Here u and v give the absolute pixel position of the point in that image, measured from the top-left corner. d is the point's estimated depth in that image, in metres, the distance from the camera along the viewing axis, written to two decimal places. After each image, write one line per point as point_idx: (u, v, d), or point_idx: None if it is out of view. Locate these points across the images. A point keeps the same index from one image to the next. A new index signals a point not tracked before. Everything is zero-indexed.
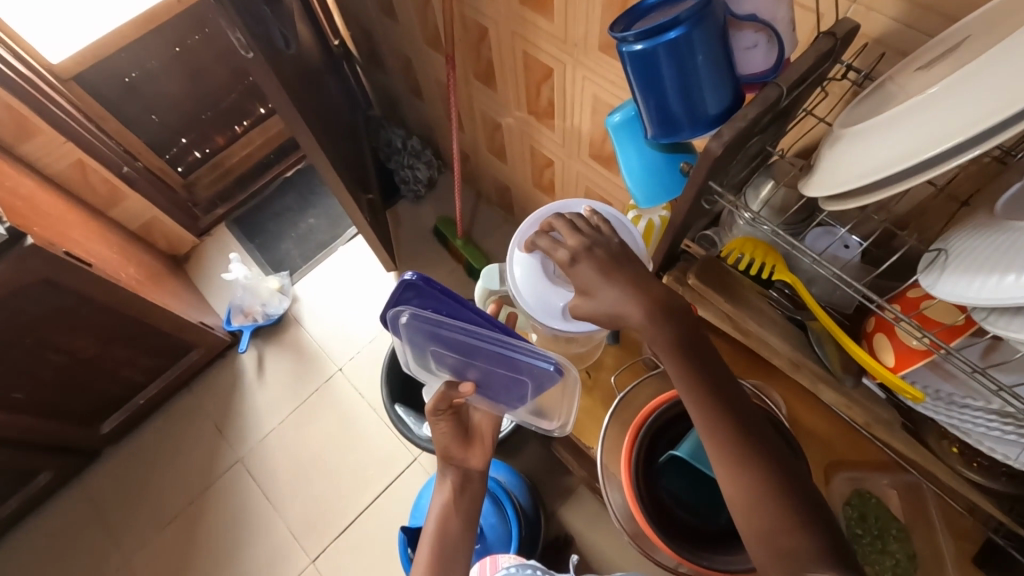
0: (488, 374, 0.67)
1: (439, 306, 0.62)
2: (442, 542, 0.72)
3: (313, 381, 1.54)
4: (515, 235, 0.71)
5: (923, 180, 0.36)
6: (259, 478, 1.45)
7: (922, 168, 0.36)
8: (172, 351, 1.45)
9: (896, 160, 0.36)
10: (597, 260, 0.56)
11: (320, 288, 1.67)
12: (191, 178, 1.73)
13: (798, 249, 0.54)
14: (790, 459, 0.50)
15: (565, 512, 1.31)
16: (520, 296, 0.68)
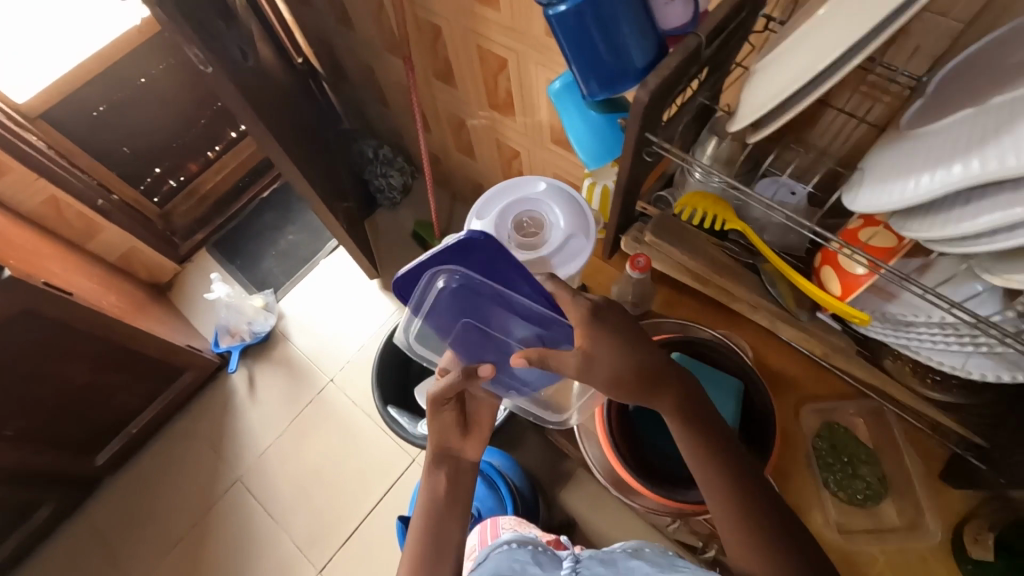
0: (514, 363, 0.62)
1: (488, 272, 0.59)
2: (428, 531, 0.68)
3: (306, 394, 1.55)
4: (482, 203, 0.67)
5: (819, 97, 0.40)
6: (259, 495, 1.45)
7: (818, 85, 0.39)
8: (162, 377, 1.45)
9: (796, 81, 0.39)
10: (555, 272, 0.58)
11: (306, 302, 1.68)
12: (166, 208, 1.75)
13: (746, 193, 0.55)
14: None
15: (566, 496, 1.32)
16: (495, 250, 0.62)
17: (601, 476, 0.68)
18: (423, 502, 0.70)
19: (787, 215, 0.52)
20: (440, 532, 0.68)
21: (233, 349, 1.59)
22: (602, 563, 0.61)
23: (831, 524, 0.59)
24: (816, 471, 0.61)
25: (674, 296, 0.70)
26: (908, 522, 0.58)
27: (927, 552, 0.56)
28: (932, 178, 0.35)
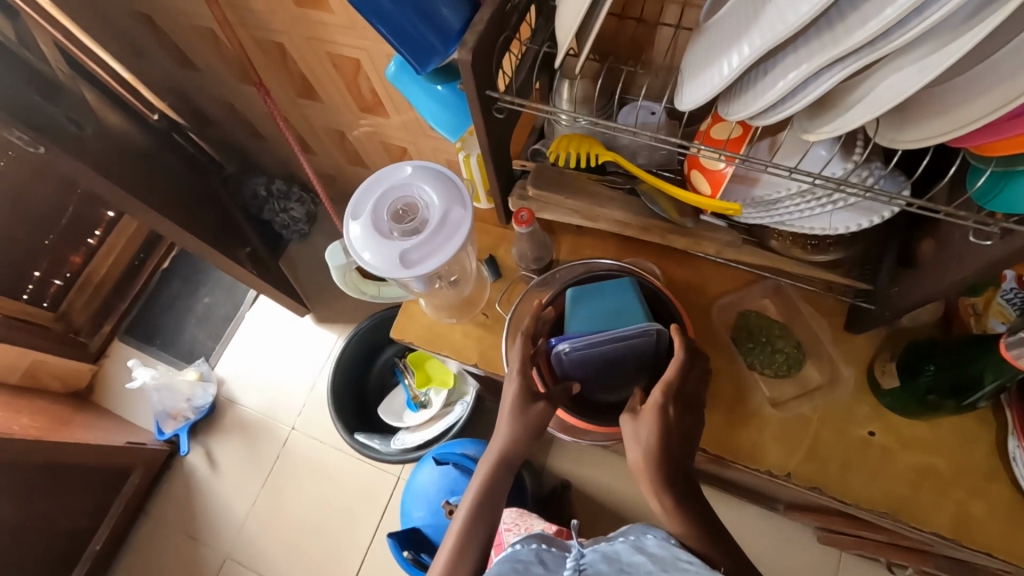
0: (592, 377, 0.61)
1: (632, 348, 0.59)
2: (469, 534, 0.54)
3: (270, 450, 1.49)
4: (356, 195, 0.56)
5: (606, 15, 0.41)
6: (253, 565, 1.39)
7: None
8: (108, 484, 1.35)
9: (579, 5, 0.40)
10: (436, 253, 0.52)
11: (241, 361, 1.61)
12: (62, 309, 1.59)
13: (617, 129, 0.55)
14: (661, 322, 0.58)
15: (554, 462, 1.34)
16: (366, 251, 0.52)
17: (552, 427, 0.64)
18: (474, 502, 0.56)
19: (655, 136, 0.53)
20: (479, 532, 0.55)
21: (178, 432, 1.50)
22: (605, 557, 0.49)
23: (763, 400, 0.63)
24: (738, 357, 0.65)
25: (576, 240, 0.72)
26: (828, 377, 0.63)
27: (850, 397, 0.61)
28: (735, 62, 0.37)
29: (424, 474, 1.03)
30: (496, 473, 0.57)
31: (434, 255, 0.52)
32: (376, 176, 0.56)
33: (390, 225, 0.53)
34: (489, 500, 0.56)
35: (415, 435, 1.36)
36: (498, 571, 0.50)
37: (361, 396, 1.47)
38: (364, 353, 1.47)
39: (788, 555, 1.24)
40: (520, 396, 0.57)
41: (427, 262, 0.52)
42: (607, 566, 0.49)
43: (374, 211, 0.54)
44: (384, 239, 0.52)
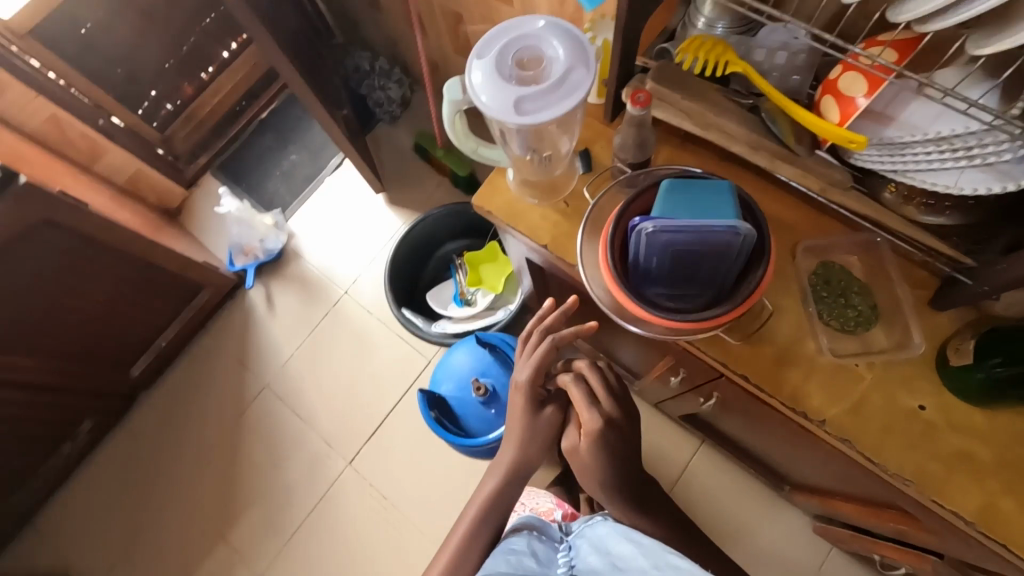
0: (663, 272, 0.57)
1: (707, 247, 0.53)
2: (485, 513, 0.85)
3: (322, 306, 1.61)
4: (483, 36, 0.56)
5: None
6: (286, 399, 1.54)
7: None
8: (183, 294, 1.49)
9: None
10: (547, 107, 0.53)
11: (313, 220, 1.70)
12: (167, 133, 1.69)
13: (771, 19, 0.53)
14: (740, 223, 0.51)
15: None
16: (484, 89, 0.54)
17: (608, 311, 0.64)
18: (489, 497, 0.86)
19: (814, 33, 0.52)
20: (492, 514, 0.85)
21: (247, 267, 1.63)
22: (599, 557, 0.65)
23: (820, 348, 0.62)
24: (810, 302, 0.64)
25: (678, 151, 0.70)
26: (895, 343, 0.62)
27: (912, 367, 0.60)
28: None
29: (458, 352, 1.09)
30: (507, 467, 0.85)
31: (544, 109, 0.53)
32: (507, 24, 0.56)
33: (510, 72, 0.54)
34: (499, 494, 0.85)
35: (455, 326, 1.43)
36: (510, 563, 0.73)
37: (412, 280, 1.54)
38: (426, 240, 1.52)
39: (777, 537, 1.26)
40: (529, 409, 0.84)
41: (536, 113, 0.53)
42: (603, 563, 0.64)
43: (498, 54, 0.55)
44: (502, 83, 0.54)
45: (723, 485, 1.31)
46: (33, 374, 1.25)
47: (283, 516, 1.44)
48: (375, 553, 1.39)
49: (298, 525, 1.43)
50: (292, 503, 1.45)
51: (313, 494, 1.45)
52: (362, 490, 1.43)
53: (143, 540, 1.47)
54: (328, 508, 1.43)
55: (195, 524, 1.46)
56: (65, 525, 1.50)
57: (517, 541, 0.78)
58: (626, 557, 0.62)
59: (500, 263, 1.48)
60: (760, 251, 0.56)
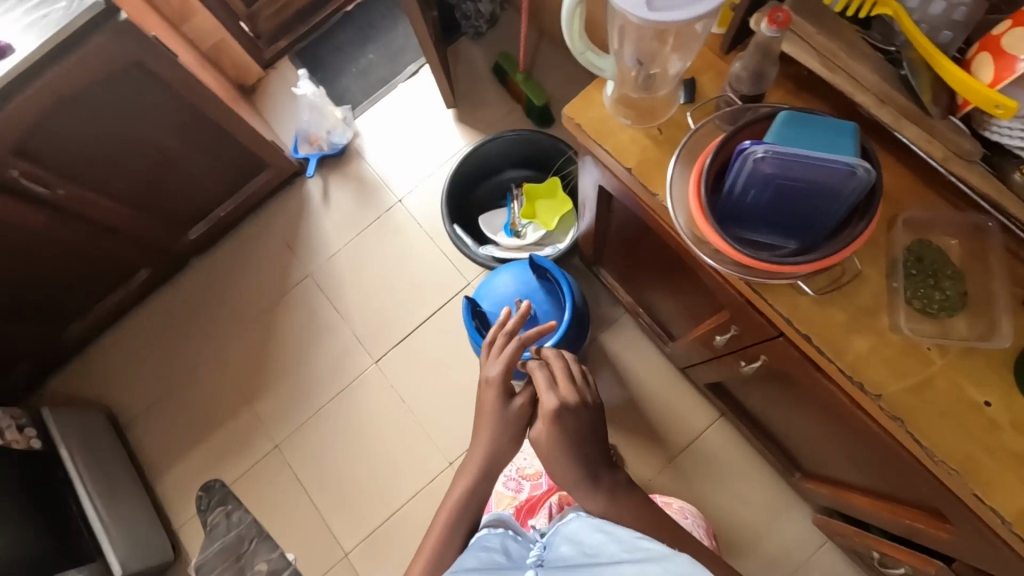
0: (760, 209, 0.55)
1: (818, 190, 0.51)
2: (458, 521, 0.90)
3: (374, 210, 1.63)
4: None
5: None
6: (326, 292, 1.59)
7: None
8: (247, 169, 1.53)
9: None
10: (675, 9, 0.51)
11: (380, 124, 1.70)
12: (253, 10, 1.69)
13: None
14: (862, 165, 0.49)
15: (607, 339, 1.42)
16: None
17: (687, 235, 0.65)
18: (459, 502, 0.91)
19: None
20: (465, 517, 0.90)
21: (310, 157, 1.65)
22: (571, 545, 0.71)
23: (895, 325, 0.60)
24: (896, 277, 0.61)
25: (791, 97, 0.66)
26: (977, 335, 0.59)
27: (988, 363, 0.58)
28: None
29: (505, 274, 1.11)
30: (477, 476, 0.91)
31: (674, 8, 0.50)
32: None
33: None
34: (470, 499, 0.91)
35: (501, 253, 1.43)
36: (485, 555, 0.76)
37: (467, 201, 1.53)
38: (489, 163, 1.50)
39: (770, 523, 1.28)
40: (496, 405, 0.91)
41: (664, 12, 0.51)
42: (574, 551, 0.69)
43: None
44: None
45: (730, 458, 1.32)
46: (103, 213, 1.31)
47: (305, 398, 1.51)
48: (384, 450, 1.46)
49: (318, 409, 1.50)
50: (315, 388, 1.52)
51: (336, 384, 1.52)
52: (381, 390, 1.50)
53: (175, 392, 1.57)
54: (348, 400, 1.50)
55: (224, 388, 1.55)
56: (109, 363, 1.62)
57: (491, 538, 0.80)
58: (596, 545, 0.68)
59: (558, 201, 1.47)
60: (867, 205, 0.54)
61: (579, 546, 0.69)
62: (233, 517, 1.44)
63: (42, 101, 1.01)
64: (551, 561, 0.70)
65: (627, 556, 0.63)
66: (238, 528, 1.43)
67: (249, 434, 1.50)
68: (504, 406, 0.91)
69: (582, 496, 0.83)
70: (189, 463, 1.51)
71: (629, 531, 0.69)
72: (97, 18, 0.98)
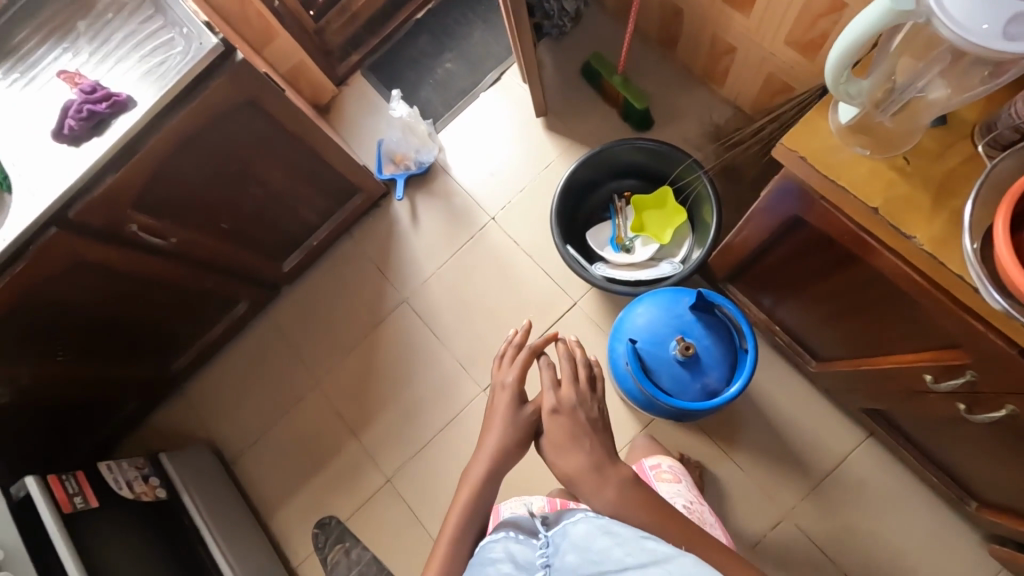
0: None
1: None
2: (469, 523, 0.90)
3: (468, 229, 1.56)
4: None
5: None
6: (424, 317, 1.54)
7: None
8: (341, 196, 1.47)
9: None
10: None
11: (465, 138, 1.63)
12: (321, 24, 1.67)
13: None
14: None
15: None
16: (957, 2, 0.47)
17: (981, 275, 0.54)
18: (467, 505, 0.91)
19: None
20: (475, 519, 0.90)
21: (397, 176, 1.59)
22: (577, 550, 0.68)
23: None
24: None
25: None
26: None
27: None
28: None
29: (648, 300, 1.00)
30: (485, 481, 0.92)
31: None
32: None
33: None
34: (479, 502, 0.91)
35: (612, 271, 1.35)
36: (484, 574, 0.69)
37: (571, 214, 1.43)
38: (596, 170, 1.40)
39: (932, 553, 1.18)
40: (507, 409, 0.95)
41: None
42: (584, 558, 0.66)
43: None
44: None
45: (882, 483, 1.23)
46: (210, 256, 1.27)
47: (413, 429, 1.47)
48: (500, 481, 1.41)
49: (427, 439, 1.46)
50: (422, 419, 1.47)
51: (444, 413, 1.47)
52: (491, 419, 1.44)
53: (280, 426, 1.55)
54: (457, 430, 1.45)
55: (329, 422, 1.52)
56: (210, 399, 1.60)
57: (492, 547, 0.74)
58: (602, 550, 0.66)
59: (669, 212, 1.38)
60: None
61: (586, 551, 0.67)
62: (353, 554, 1.42)
63: (162, 150, 0.96)
64: (559, 571, 0.66)
65: (633, 561, 0.63)
66: (359, 565, 1.41)
67: (360, 468, 1.47)
68: (514, 411, 0.94)
69: (591, 493, 0.84)
70: (301, 500, 1.48)
71: (634, 530, 0.68)
72: (216, 61, 0.92)
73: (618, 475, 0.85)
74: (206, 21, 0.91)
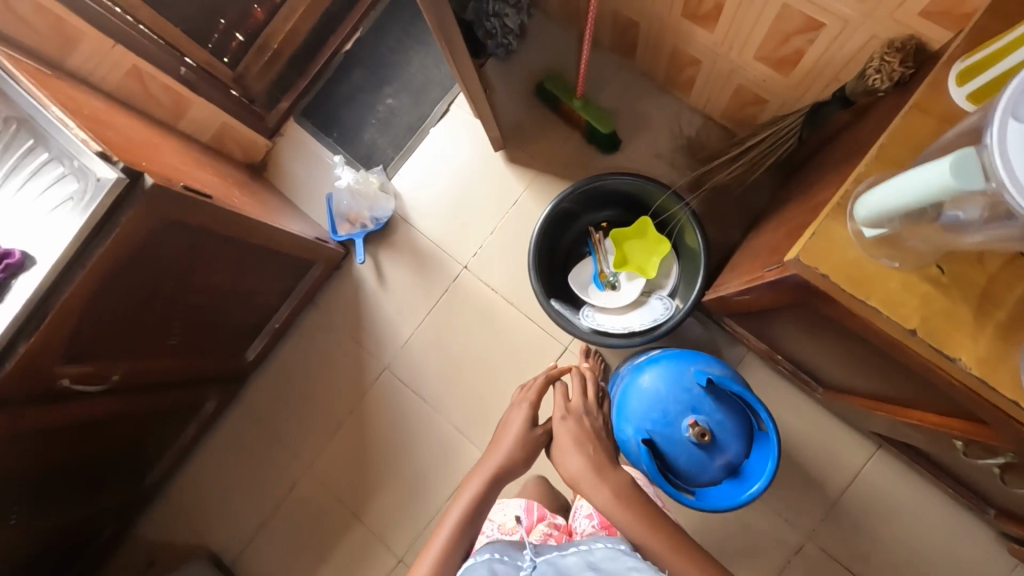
0: None
1: None
2: (462, 531, 0.84)
3: (441, 281, 1.46)
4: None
5: None
6: (410, 382, 1.44)
7: None
8: (297, 272, 1.35)
9: None
10: None
11: (421, 181, 1.50)
12: (239, 70, 1.49)
13: None
14: None
15: None
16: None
17: None
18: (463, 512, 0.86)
19: None
20: (470, 525, 0.85)
21: (354, 239, 1.46)
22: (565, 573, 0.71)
23: None
24: None
25: None
26: None
27: None
28: None
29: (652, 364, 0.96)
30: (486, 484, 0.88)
31: None
32: None
33: None
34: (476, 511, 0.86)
35: (601, 316, 1.27)
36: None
37: (552, 259, 1.36)
38: (576, 213, 1.33)
39: (956, 551, 1.19)
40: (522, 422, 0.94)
41: None
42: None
43: None
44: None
45: (900, 493, 1.22)
46: (165, 370, 1.15)
47: (418, 503, 1.40)
48: None
49: (434, 511, 1.40)
50: (425, 491, 1.40)
51: (448, 481, 1.40)
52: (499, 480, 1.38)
53: (277, 517, 1.46)
54: None
55: (329, 506, 1.44)
56: (197, 500, 1.50)
57: (476, 566, 0.72)
58: None
59: (650, 242, 1.29)
60: None
61: None
62: None
63: (79, 302, 0.83)
64: None
65: None
66: None
67: (369, 549, 1.40)
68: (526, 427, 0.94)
69: (589, 490, 0.81)
70: None
71: (620, 561, 0.72)
72: (120, 195, 0.78)
73: (618, 478, 0.81)
74: (98, 151, 0.77)
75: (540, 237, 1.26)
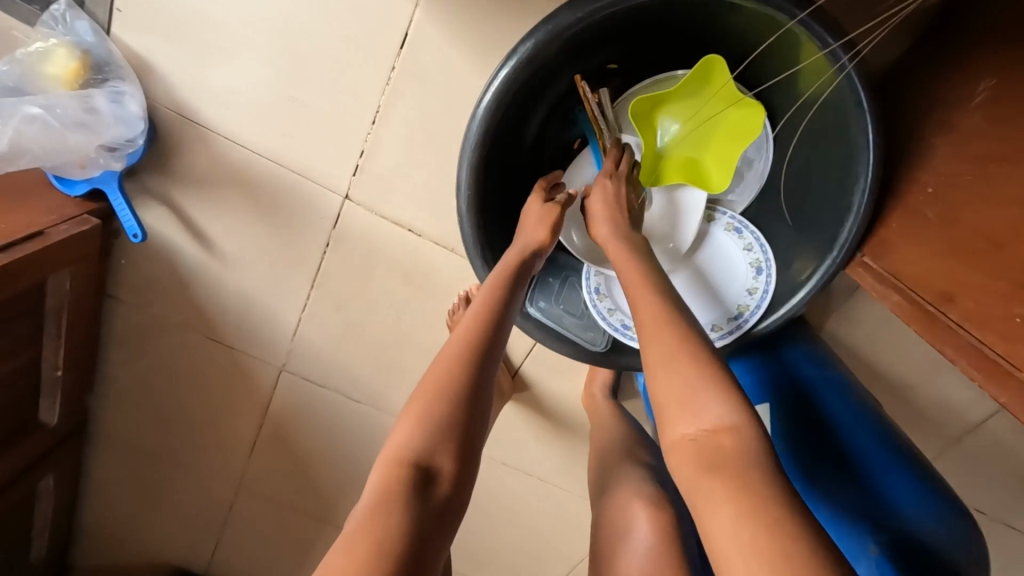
0: None
1: None
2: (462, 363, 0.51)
3: (309, 232, 0.78)
4: None
5: None
6: (327, 381, 0.93)
7: None
8: (18, 307, 0.68)
9: None
10: None
11: (180, 23, 0.65)
12: None
13: None
14: None
15: (844, 320, 0.80)
16: None
17: None
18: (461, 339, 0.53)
19: None
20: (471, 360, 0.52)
21: (115, 206, 0.72)
22: None
23: None
24: None
25: None
26: None
27: None
28: None
29: (797, 435, 0.59)
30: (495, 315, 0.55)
31: None
32: None
33: None
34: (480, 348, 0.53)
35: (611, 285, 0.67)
36: None
37: (515, 191, 0.65)
38: (561, 78, 0.58)
39: None
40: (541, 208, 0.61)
41: None
42: None
43: None
44: None
45: None
46: None
47: None
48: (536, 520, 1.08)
49: None
50: None
51: None
52: (493, 471, 1.01)
53: (231, 537, 1.16)
54: None
55: (288, 519, 1.12)
56: (120, 538, 1.18)
57: None
58: None
59: (718, 101, 0.59)
60: None
61: None
62: None
63: None
64: None
65: None
66: None
67: None
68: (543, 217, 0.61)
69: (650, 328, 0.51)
70: None
71: None
72: None
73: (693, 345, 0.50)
74: None
75: (473, 178, 0.55)
